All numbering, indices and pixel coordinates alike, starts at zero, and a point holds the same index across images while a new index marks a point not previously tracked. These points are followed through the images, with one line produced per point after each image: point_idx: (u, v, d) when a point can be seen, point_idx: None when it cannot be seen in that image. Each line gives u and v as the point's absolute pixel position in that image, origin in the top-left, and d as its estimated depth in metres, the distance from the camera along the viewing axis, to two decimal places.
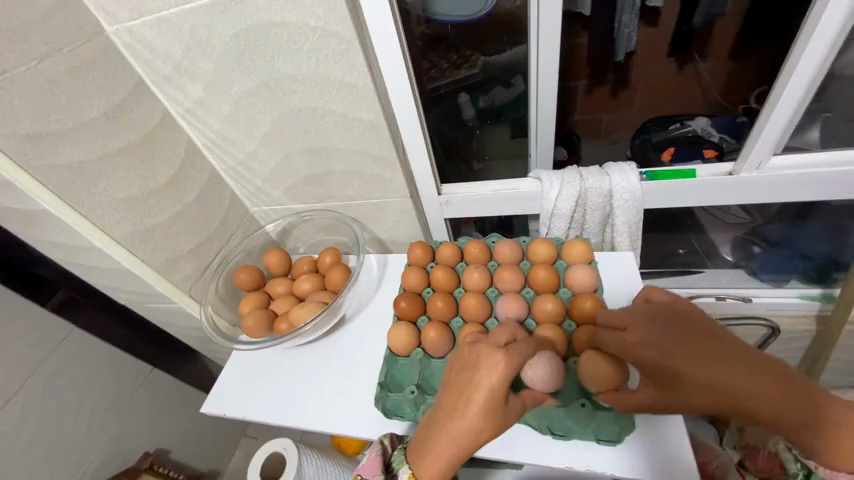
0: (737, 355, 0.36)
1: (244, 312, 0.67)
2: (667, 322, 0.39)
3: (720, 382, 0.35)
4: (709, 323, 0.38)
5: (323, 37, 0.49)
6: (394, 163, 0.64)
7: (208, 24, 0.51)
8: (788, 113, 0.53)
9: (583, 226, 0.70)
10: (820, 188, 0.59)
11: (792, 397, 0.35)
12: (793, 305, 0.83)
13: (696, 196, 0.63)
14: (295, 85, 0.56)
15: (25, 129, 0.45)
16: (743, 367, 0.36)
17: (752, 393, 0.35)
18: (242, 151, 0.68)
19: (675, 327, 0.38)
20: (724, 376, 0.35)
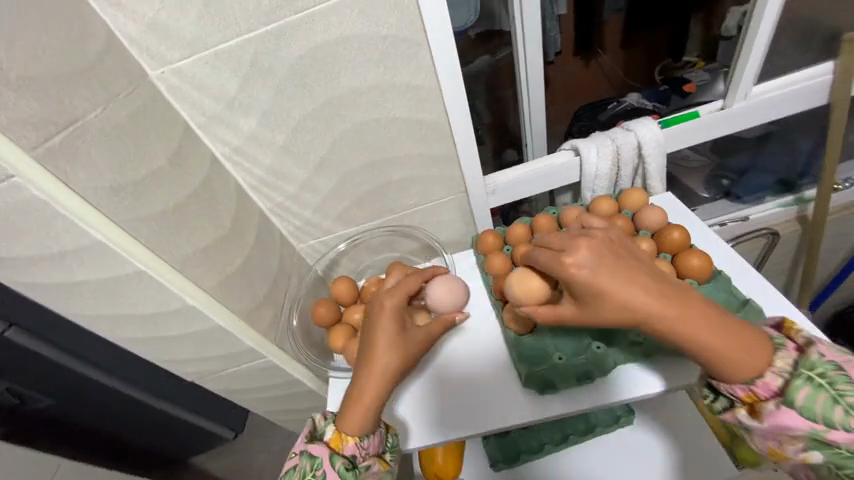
0: (623, 269, 0.43)
1: (338, 347, 0.62)
2: (605, 254, 0.43)
3: (622, 297, 0.42)
4: (607, 245, 0.44)
5: (393, 43, 0.51)
6: (453, 160, 0.67)
7: (274, 49, 0.50)
8: (762, 47, 0.66)
9: (618, 182, 0.78)
10: (792, 105, 0.73)
11: (683, 314, 0.42)
12: (777, 214, 0.99)
13: (704, 132, 0.74)
14: (360, 99, 0.56)
15: (109, 181, 0.39)
16: (647, 286, 0.43)
17: (649, 306, 0.42)
18: (293, 183, 0.65)
19: (603, 253, 0.43)
20: (631, 293, 0.42)
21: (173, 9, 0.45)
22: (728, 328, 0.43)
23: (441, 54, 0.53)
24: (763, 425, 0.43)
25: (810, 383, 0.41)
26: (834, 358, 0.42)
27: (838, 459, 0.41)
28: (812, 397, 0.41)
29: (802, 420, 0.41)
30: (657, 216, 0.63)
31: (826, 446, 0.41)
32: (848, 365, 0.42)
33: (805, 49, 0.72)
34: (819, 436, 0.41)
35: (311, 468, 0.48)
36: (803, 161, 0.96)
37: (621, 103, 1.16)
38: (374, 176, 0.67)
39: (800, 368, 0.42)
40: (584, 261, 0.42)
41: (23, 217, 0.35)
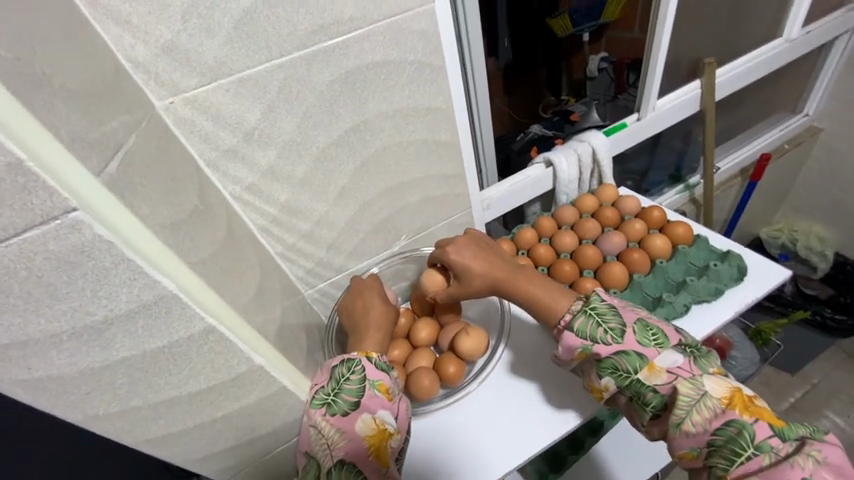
0: (488, 247, 0.63)
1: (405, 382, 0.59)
2: (473, 243, 0.62)
3: (477, 269, 0.60)
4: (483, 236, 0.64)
5: (419, 68, 0.54)
6: (461, 176, 0.70)
7: (305, 75, 0.48)
8: (659, 70, 0.88)
9: (582, 185, 0.90)
10: (678, 114, 0.98)
11: (521, 279, 0.60)
12: (677, 199, 1.28)
13: (632, 138, 0.93)
14: (384, 122, 0.56)
15: (166, 217, 0.32)
16: (499, 261, 0.61)
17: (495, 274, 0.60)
18: (309, 219, 0.59)
19: (476, 239, 0.63)
20: (476, 265, 0.60)
21: (199, 31, 0.41)
22: (550, 287, 0.59)
23: (455, 77, 0.58)
24: (563, 353, 0.55)
25: (585, 313, 0.54)
26: (610, 301, 0.55)
27: (617, 378, 0.50)
28: (584, 322, 0.53)
29: (576, 339, 0.53)
30: (634, 203, 0.75)
31: (602, 363, 0.51)
32: (616, 303, 0.54)
33: (680, 73, 0.98)
34: (588, 351, 0.52)
35: (349, 366, 0.49)
36: (682, 157, 1.26)
37: (526, 134, 1.39)
38: (391, 201, 0.65)
39: (583, 306, 0.55)
40: (465, 249, 0.61)
41: (70, 272, 0.26)
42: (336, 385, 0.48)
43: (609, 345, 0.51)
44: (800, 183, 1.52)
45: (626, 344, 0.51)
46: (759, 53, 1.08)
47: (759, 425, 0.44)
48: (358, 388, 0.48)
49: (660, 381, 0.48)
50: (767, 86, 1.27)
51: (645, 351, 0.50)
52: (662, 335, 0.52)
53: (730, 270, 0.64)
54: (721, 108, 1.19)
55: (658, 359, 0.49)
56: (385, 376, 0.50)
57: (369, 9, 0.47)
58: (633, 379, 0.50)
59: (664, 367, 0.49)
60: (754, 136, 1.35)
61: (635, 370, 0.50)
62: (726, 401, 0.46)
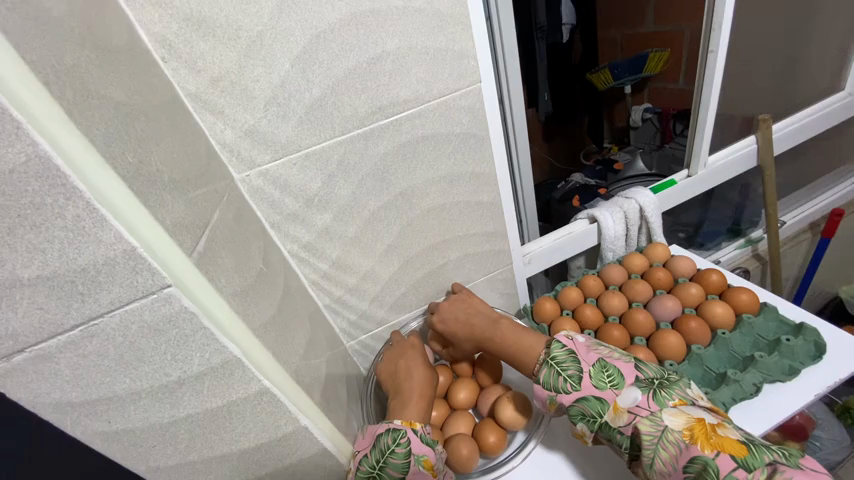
0: (472, 304, 0.65)
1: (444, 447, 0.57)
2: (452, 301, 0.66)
3: (456, 328, 0.63)
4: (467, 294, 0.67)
5: (464, 139, 0.58)
6: (502, 234, 0.71)
7: (362, 148, 0.53)
8: (709, 127, 0.86)
9: (630, 241, 0.87)
10: (732, 169, 0.94)
11: (492, 331, 0.61)
12: (737, 255, 1.19)
13: (682, 194, 0.90)
14: (430, 185, 0.60)
15: (237, 285, 0.36)
16: (474, 315, 0.63)
17: (470, 328, 0.63)
18: (356, 275, 0.62)
19: (459, 299, 0.66)
20: (448, 321, 0.64)
21: (276, 116, 0.47)
22: (519, 336, 0.59)
23: (499, 145, 0.61)
24: (538, 403, 0.55)
25: (546, 364, 0.54)
26: (569, 343, 0.54)
27: (587, 424, 0.50)
28: (545, 373, 0.53)
29: (542, 391, 0.53)
30: (688, 264, 0.71)
31: (569, 411, 0.51)
32: (575, 347, 0.53)
33: (732, 128, 0.95)
34: (555, 401, 0.52)
35: (395, 439, 0.50)
36: (740, 211, 1.19)
37: (568, 183, 1.39)
38: (434, 256, 0.67)
39: (544, 357, 0.55)
40: (448, 310, 0.65)
41: (157, 338, 0.29)
42: (383, 459, 0.48)
43: (571, 393, 0.51)
44: None
45: (584, 390, 0.50)
46: (819, 107, 1.04)
47: (722, 457, 0.42)
48: (405, 465, 0.49)
49: (623, 422, 0.48)
50: (833, 138, 1.19)
51: (603, 394, 0.50)
52: (618, 375, 0.50)
53: (806, 347, 0.58)
54: (781, 161, 1.12)
55: (617, 400, 0.49)
56: (429, 451, 0.51)
57: (422, 90, 0.52)
58: (601, 423, 0.50)
59: (624, 408, 0.48)
60: (823, 188, 1.25)
61: (600, 414, 0.49)
62: (687, 434, 0.44)
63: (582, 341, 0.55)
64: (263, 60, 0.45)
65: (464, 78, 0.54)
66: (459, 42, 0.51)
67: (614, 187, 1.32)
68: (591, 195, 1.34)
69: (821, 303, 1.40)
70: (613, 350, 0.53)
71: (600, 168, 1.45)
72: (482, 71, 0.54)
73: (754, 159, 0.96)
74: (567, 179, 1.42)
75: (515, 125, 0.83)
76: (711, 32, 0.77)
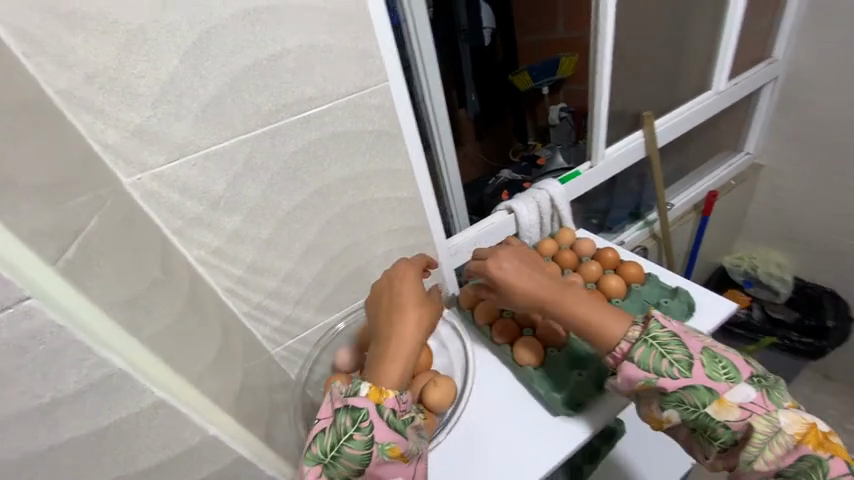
0: (538, 270, 0.63)
1: None
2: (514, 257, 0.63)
3: (519, 289, 0.60)
4: (533, 262, 0.64)
5: (378, 136, 0.59)
6: (426, 228, 0.74)
7: (268, 147, 0.52)
8: (603, 124, 0.97)
9: (544, 227, 0.95)
10: (626, 160, 1.07)
11: (565, 300, 0.59)
12: (638, 235, 1.34)
13: (585, 184, 1.01)
14: (349, 184, 0.61)
15: (121, 294, 0.34)
16: (540, 281, 0.61)
17: (532, 290, 0.60)
18: (276, 277, 0.61)
19: (526, 263, 0.63)
20: (524, 285, 0.60)
21: (167, 115, 0.45)
22: (601, 309, 0.59)
23: (412, 142, 0.64)
24: (621, 383, 0.55)
25: (645, 342, 0.53)
26: (671, 327, 0.54)
27: (681, 411, 0.51)
28: (647, 353, 0.53)
29: (640, 372, 0.52)
30: (589, 244, 0.81)
31: (666, 397, 0.51)
32: (680, 333, 0.53)
33: (623, 124, 1.08)
34: (652, 384, 0.52)
35: (354, 422, 0.47)
36: (640, 196, 1.35)
37: (498, 178, 1.50)
38: (360, 254, 0.68)
39: (642, 334, 0.54)
40: (511, 269, 0.61)
41: (19, 358, 0.27)
42: (337, 445, 0.47)
43: (676, 380, 0.51)
44: (754, 214, 1.64)
45: (696, 378, 0.50)
46: (695, 102, 1.20)
47: (833, 460, 0.46)
48: (364, 454, 0.46)
49: (733, 417, 0.49)
50: (707, 131, 1.40)
51: (717, 386, 0.50)
52: (733, 368, 0.51)
53: (680, 307, 0.68)
54: (667, 152, 1.30)
55: (729, 395, 0.49)
56: (397, 438, 0.48)
57: (330, 88, 0.53)
58: (700, 413, 0.50)
59: (735, 403, 0.49)
60: (703, 173, 1.46)
61: (704, 405, 0.50)
62: (799, 437, 0.47)
63: (681, 326, 0.55)
64: (147, 55, 0.42)
65: (370, 77, 0.55)
66: (362, 41, 0.52)
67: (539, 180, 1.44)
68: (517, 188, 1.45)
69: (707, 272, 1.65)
70: (718, 343, 0.54)
71: (527, 165, 1.58)
72: (388, 69, 0.56)
73: (643, 150, 1.10)
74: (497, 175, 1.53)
75: (434, 123, 0.87)
76: (597, 41, 0.87)
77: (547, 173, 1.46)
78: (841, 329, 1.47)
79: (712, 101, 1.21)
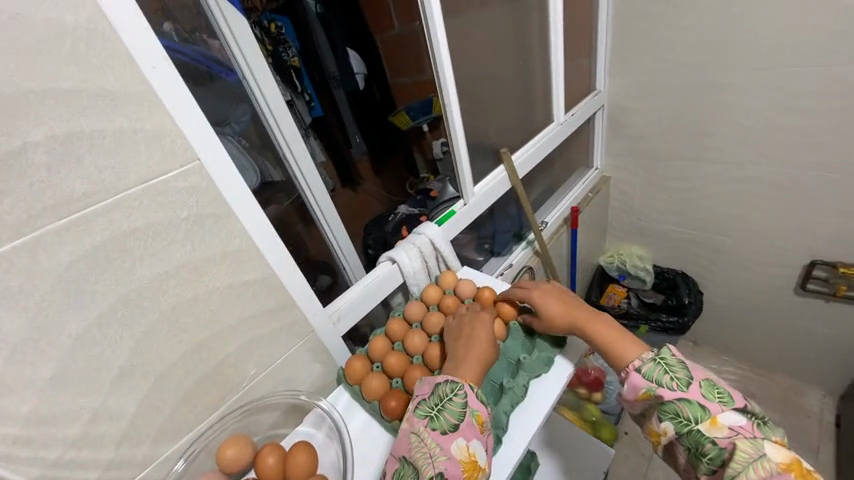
0: (573, 299, 0.73)
1: None
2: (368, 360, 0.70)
3: (553, 314, 0.71)
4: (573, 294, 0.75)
5: (198, 221, 0.51)
6: (291, 305, 0.66)
7: (27, 265, 0.39)
8: (465, 165, 1.02)
9: (430, 270, 0.94)
10: (493, 194, 1.15)
11: (593, 323, 0.69)
12: (523, 255, 1.42)
13: (462, 221, 1.04)
14: (169, 282, 0.50)
15: None
16: (571, 307, 0.71)
17: (564, 316, 0.70)
18: (78, 421, 0.47)
19: (562, 294, 0.74)
20: (549, 304, 0.72)
21: None
22: (619, 333, 0.68)
23: (249, 218, 0.56)
24: (628, 391, 0.64)
25: (654, 360, 0.62)
26: (679, 355, 0.63)
27: (676, 422, 0.58)
28: (652, 368, 0.62)
29: (641, 379, 0.62)
30: (469, 285, 0.82)
31: (664, 406, 0.59)
32: (688, 360, 0.62)
33: (486, 161, 1.17)
34: (652, 392, 0.61)
35: (452, 388, 0.58)
36: (520, 219, 1.46)
37: (396, 214, 1.64)
38: (208, 356, 0.57)
39: (653, 355, 0.63)
40: (548, 299, 0.73)
41: None
42: (441, 402, 0.57)
43: (675, 391, 0.59)
44: (613, 217, 1.90)
45: (690, 393, 0.58)
46: (545, 132, 1.36)
47: None
48: (461, 411, 0.56)
49: (721, 434, 0.54)
50: (563, 154, 1.60)
51: (709, 404, 0.57)
52: (728, 396, 0.57)
53: (550, 340, 0.73)
54: (532, 177, 1.45)
55: (721, 415, 0.55)
56: (482, 408, 0.58)
57: (110, 182, 0.43)
58: (692, 428, 0.56)
59: (725, 423, 0.55)
60: (565, 191, 1.66)
61: (696, 419, 0.56)
62: (784, 465, 0.50)
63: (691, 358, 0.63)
64: None
65: (171, 158, 0.47)
66: (148, 121, 0.44)
67: (434, 212, 1.44)
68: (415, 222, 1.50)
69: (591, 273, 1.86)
70: (723, 380, 0.61)
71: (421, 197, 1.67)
72: (195, 147, 0.48)
73: (507, 182, 1.19)
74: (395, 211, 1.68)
75: None
76: (442, 91, 0.93)
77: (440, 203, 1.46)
78: (694, 303, 1.74)
79: (549, 138, 1.36)
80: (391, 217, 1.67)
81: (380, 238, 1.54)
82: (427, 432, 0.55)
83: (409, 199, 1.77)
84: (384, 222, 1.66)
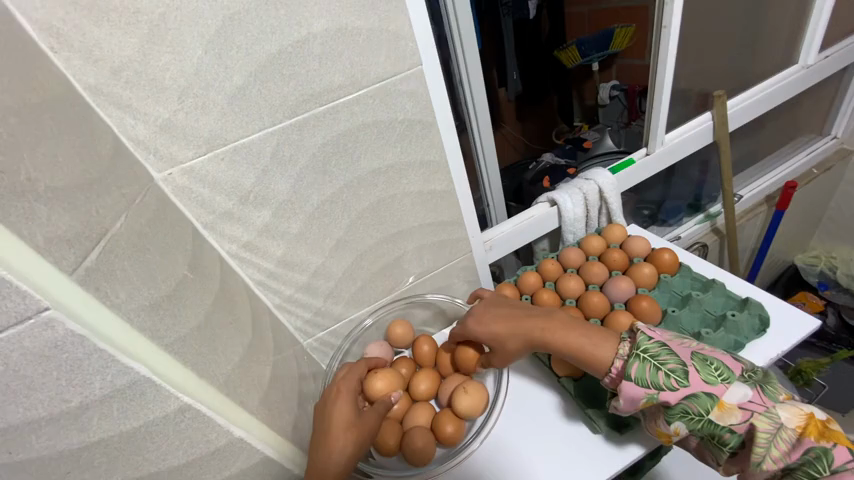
0: (512, 308, 0.62)
1: (409, 433, 0.59)
2: (352, 375, 0.60)
3: (497, 330, 0.59)
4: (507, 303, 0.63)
5: (410, 125, 0.55)
6: (460, 222, 0.70)
7: (298, 138, 0.49)
8: (662, 105, 0.86)
9: (589, 221, 0.87)
10: (686, 147, 0.96)
11: (545, 330, 0.57)
12: (696, 230, 1.22)
13: (640, 174, 0.91)
14: (378, 178, 0.57)
15: (147, 299, 0.33)
16: (509, 318, 0.60)
17: (508, 326, 0.59)
18: (306, 271, 0.59)
19: (496, 307, 0.62)
20: (491, 324, 0.60)
21: (194, 108, 0.43)
22: (581, 332, 0.55)
23: (448, 129, 0.59)
24: (624, 404, 0.50)
25: (636, 357, 0.50)
26: (657, 336, 0.51)
27: (689, 422, 0.47)
28: (637, 368, 0.49)
29: (636, 389, 0.48)
30: (643, 244, 0.73)
31: (669, 409, 0.47)
32: (665, 339, 0.50)
33: (688, 107, 0.96)
34: (654, 399, 0.48)
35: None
36: (701, 187, 1.21)
37: (539, 162, 1.26)
38: (388, 250, 0.65)
39: (632, 349, 0.51)
40: (476, 316, 0.62)
41: (46, 365, 0.25)
42: None
43: (677, 390, 0.47)
44: (836, 207, 1.43)
45: (693, 385, 0.47)
46: (783, 76, 1.03)
47: (839, 449, 0.42)
48: None
49: (736, 420, 0.45)
50: (792, 112, 1.21)
51: (714, 389, 0.46)
52: (725, 367, 0.48)
53: (750, 322, 0.61)
54: (738, 135, 1.15)
55: (726, 396, 0.46)
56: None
57: (357, 76, 0.49)
58: (705, 421, 0.46)
59: (734, 404, 0.45)
60: (781, 158, 1.28)
61: (706, 412, 0.46)
62: (802, 430, 0.44)
63: (666, 335, 0.52)
64: (171, 46, 0.40)
65: (403, 61, 0.50)
66: (393, 21, 0.48)
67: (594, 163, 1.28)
68: (559, 174, 1.21)
69: (781, 270, 1.48)
70: (703, 344, 0.51)
71: (570, 147, 1.30)
72: (421, 52, 0.51)
73: (709, 136, 0.97)
74: (536, 160, 1.28)
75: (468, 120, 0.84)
76: (663, 9, 0.76)
77: (592, 157, 1.22)
78: None
79: (777, 88, 1.02)
80: (531, 166, 1.29)
81: (513, 188, 1.22)
82: None
83: (553, 149, 1.39)
84: (522, 169, 1.28)
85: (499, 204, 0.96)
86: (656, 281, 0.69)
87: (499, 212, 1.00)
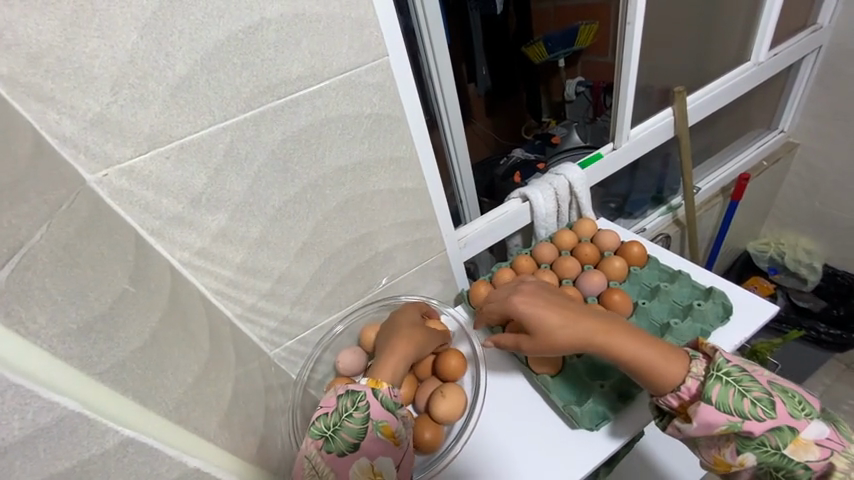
0: (570, 303, 0.58)
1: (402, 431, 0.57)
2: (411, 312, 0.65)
3: (552, 323, 0.56)
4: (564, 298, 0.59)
5: (378, 120, 0.53)
6: (433, 221, 0.68)
7: (255, 135, 0.45)
8: (628, 100, 0.88)
9: (559, 216, 0.88)
10: (649, 142, 0.99)
11: (610, 337, 0.54)
12: (659, 221, 1.27)
13: (607, 168, 0.93)
14: (345, 176, 0.54)
15: (75, 321, 0.29)
16: (567, 313, 0.57)
17: (567, 321, 0.56)
18: (269, 278, 0.55)
19: (551, 299, 0.59)
20: (545, 315, 0.56)
21: (132, 101, 0.38)
22: (649, 345, 0.53)
23: (417, 124, 0.56)
24: (695, 428, 0.49)
25: (721, 380, 0.49)
26: (739, 361, 0.51)
27: (764, 453, 0.47)
28: (723, 392, 0.48)
29: (720, 415, 0.48)
30: (612, 237, 0.74)
31: (747, 438, 0.47)
32: (748, 366, 0.50)
33: (651, 103, 0.98)
34: (736, 428, 0.47)
35: (353, 403, 0.49)
36: (663, 180, 1.26)
37: (509, 158, 1.26)
38: (359, 251, 0.62)
39: (712, 370, 0.50)
40: (527, 305, 0.58)
41: None
42: (338, 420, 0.48)
43: (762, 421, 0.47)
44: (782, 197, 1.52)
45: (780, 417, 0.47)
46: (737, 72, 1.08)
47: None
48: (359, 428, 0.47)
49: (813, 456, 0.46)
50: (743, 107, 1.28)
51: (797, 423, 0.47)
52: (807, 402, 0.48)
53: (712, 311, 0.64)
54: (695, 130, 1.20)
55: (806, 430, 0.47)
56: (389, 417, 0.49)
57: (318, 67, 0.46)
58: (780, 455, 0.47)
59: (811, 440, 0.46)
60: (734, 151, 1.35)
61: (783, 445, 0.46)
62: None
63: (739, 358, 0.52)
64: (99, 31, 0.35)
65: (367, 52, 0.48)
66: (354, 8, 0.45)
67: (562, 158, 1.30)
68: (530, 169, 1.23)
69: (735, 257, 1.57)
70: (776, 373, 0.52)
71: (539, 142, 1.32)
72: (387, 41, 0.48)
73: (671, 131, 1.01)
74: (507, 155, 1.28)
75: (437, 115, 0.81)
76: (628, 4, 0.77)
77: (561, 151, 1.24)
78: None
79: (730, 85, 1.07)
80: (502, 161, 1.29)
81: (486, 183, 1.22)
82: (322, 456, 0.46)
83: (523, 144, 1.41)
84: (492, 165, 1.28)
85: (472, 200, 0.95)
86: (626, 272, 0.70)
87: (471, 208, 0.99)
